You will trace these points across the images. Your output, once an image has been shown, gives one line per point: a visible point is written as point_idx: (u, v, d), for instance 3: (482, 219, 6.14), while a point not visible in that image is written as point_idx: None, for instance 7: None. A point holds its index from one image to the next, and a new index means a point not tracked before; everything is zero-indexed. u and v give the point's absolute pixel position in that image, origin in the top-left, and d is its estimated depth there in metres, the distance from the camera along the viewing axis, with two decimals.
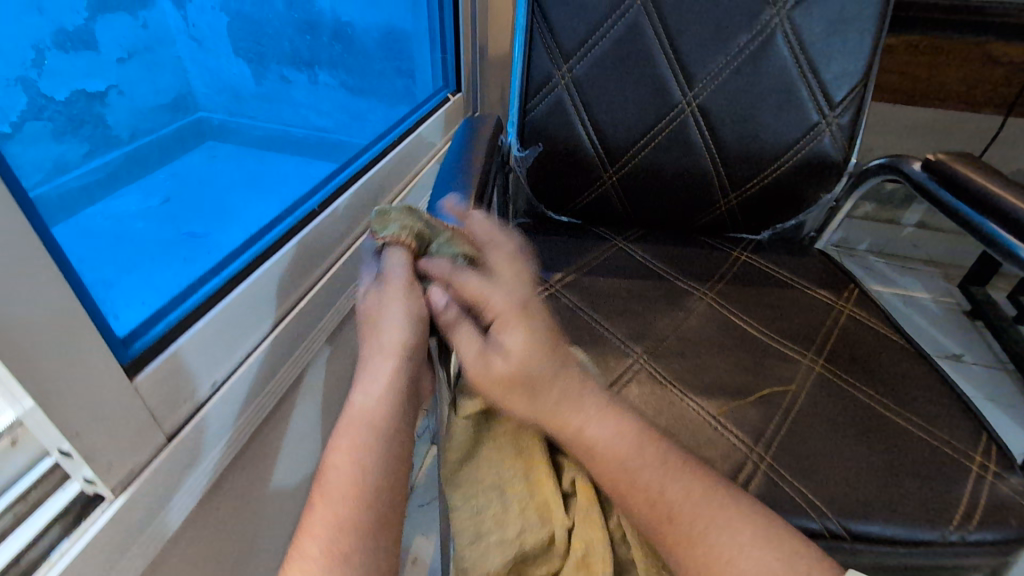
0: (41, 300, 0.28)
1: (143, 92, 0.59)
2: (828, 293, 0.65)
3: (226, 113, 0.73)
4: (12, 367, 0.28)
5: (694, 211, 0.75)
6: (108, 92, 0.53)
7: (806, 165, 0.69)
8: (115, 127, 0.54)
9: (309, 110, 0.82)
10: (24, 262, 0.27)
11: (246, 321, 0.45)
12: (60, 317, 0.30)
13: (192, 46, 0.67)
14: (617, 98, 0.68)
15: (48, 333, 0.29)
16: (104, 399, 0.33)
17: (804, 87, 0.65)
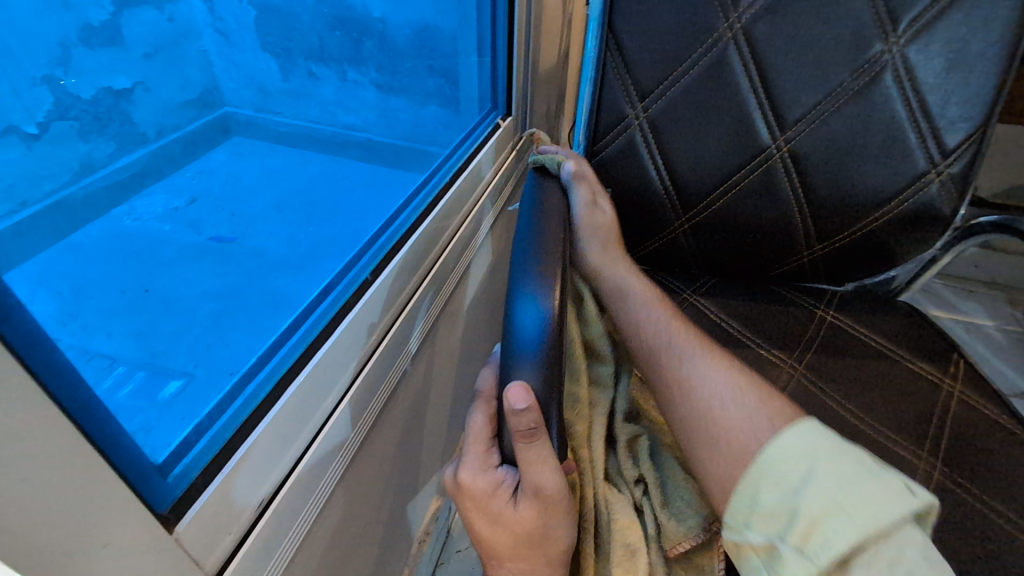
0: (59, 485, 0.23)
1: (167, 89, 0.66)
2: (931, 368, 0.58)
3: (252, 108, 0.81)
4: (31, 564, 0.22)
5: (773, 261, 0.68)
6: (135, 89, 0.60)
7: (907, 217, 0.61)
8: (141, 125, 0.60)
9: (337, 107, 0.86)
10: (39, 444, 0.22)
11: (294, 427, 0.40)
12: (90, 492, 0.24)
13: (218, 40, 0.73)
14: (695, 140, 0.61)
15: (69, 518, 0.24)
16: (141, 562, 0.28)
17: (912, 132, 0.57)
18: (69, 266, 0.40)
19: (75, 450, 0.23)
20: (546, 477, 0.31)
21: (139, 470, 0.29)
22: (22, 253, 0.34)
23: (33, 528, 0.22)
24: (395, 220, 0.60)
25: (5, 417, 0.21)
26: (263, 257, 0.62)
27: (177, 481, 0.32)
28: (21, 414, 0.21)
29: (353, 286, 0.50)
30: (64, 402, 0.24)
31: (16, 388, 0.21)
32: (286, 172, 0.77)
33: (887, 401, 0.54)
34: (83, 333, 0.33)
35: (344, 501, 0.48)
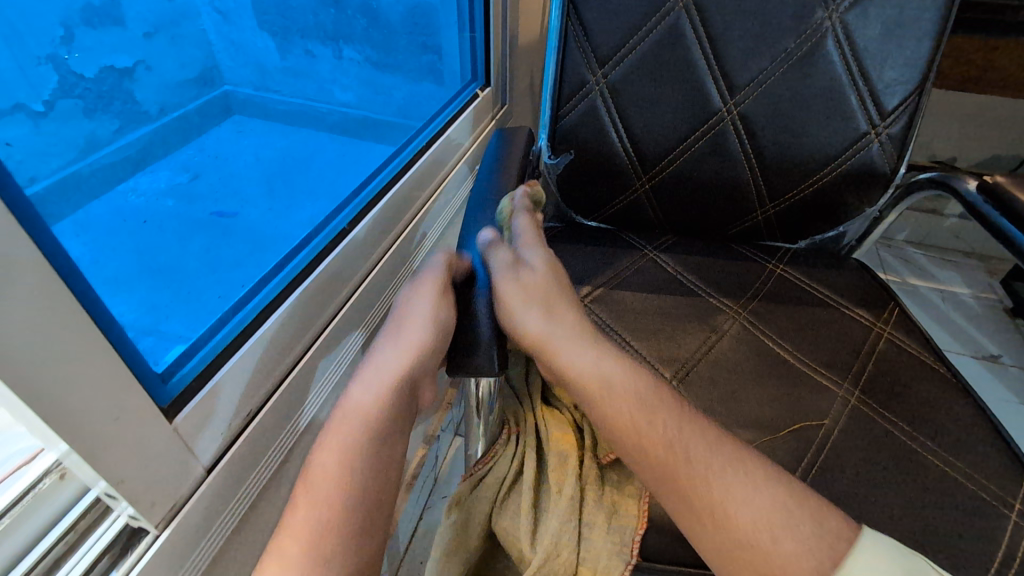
0: (79, 367, 0.29)
1: (168, 68, 0.67)
2: (866, 314, 0.63)
3: (251, 88, 0.82)
4: (59, 430, 0.28)
5: (728, 219, 0.73)
6: (136, 68, 0.62)
7: (851, 175, 0.66)
8: (144, 103, 0.63)
9: (333, 85, 0.88)
10: (62, 328, 0.27)
11: (274, 351, 0.45)
12: (105, 381, 0.30)
13: (216, 18, 0.75)
14: (654, 105, 0.66)
15: (88, 395, 0.29)
16: (148, 443, 0.33)
17: (853, 95, 0.61)
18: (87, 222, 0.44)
19: (89, 339, 0.29)
20: (428, 318, 0.41)
21: (142, 369, 0.35)
22: (56, 206, 0.38)
23: (61, 399, 0.28)
24: (373, 179, 0.65)
25: (33, 304, 0.26)
26: (260, 229, 0.66)
27: (174, 385, 0.37)
28: (47, 303, 0.27)
29: (331, 236, 0.55)
30: (81, 302, 0.30)
31: (44, 286, 0.26)
32: (277, 140, 0.82)
33: (819, 339, 0.59)
34: (100, 264, 0.38)
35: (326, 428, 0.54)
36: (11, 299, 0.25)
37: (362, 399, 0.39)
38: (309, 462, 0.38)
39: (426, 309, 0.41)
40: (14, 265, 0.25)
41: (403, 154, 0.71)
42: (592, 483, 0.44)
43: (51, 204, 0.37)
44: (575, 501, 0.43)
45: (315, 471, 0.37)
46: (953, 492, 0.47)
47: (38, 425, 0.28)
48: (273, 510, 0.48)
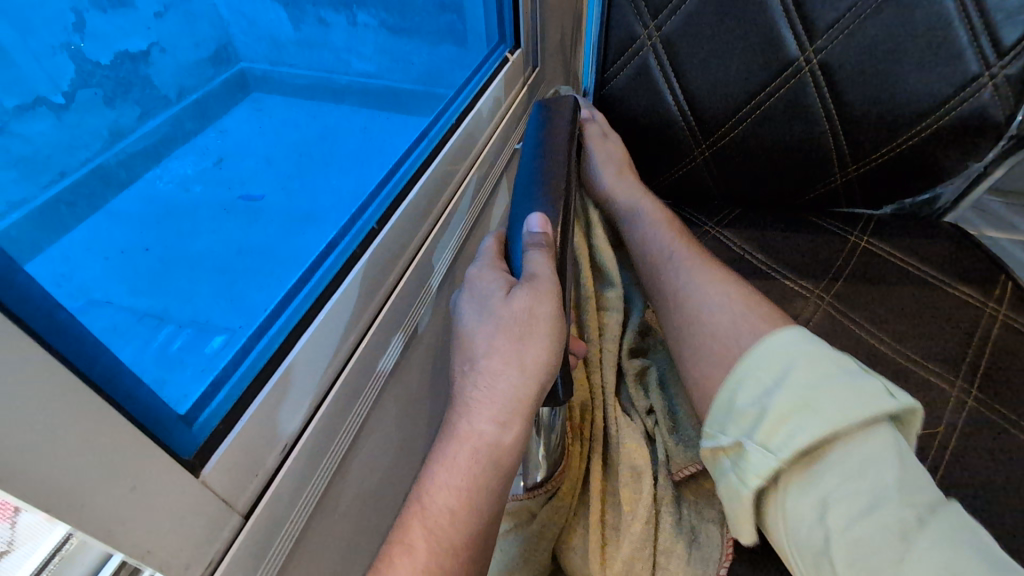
0: (73, 439, 0.24)
1: (183, 46, 0.72)
2: (973, 292, 0.54)
3: (268, 62, 0.81)
4: (61, 513, 0.24)
5: (805, 185, 0.64)
6: (151, 50, 0.66)
7: (956, 127, 0.56)
8: (162, 85, 0.67)
9: (349, 54, 0.81)
10: (47, 399, 0.23)
11: (310, 375, 0.41)
12: (113, 447, 0.26)
13: None
14: (714, 58, 0.57)
15: (90, 468, 0.25)
16: (174, 503, 0.29)
17: (963, 31, 0.51)
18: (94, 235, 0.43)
19: (84, 405, 0.24)
20: (528, 324, 0.33)
21: (160, 419, 0.30)
22: (49, 229, 0.36)
23: (56, 480, 0.24)
24: (403, 162, 0.59)
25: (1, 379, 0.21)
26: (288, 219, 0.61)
27: (201, 429, 0.33)
28: (25, 373, 0.22)
29: (360, 237, 0.49)
30: (74, 362, 0.25)
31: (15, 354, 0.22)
32: (300, 121, 0.75)
33: (921, 324, 0.51)
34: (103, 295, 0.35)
35: (372, 446, 0.50)
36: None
37: (489, 426, 0.33)
38: (425, 501, 0.32)
39: (538, 313, 0.33)
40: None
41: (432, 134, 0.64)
42: (668, 504, 0.40)
43: (26, 235, 0.33)
44: (652, 531, 0.38)
45: (438, 513, 0.31)
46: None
47: (35, 511, 0.24)
48: (323, 542, 0.44)
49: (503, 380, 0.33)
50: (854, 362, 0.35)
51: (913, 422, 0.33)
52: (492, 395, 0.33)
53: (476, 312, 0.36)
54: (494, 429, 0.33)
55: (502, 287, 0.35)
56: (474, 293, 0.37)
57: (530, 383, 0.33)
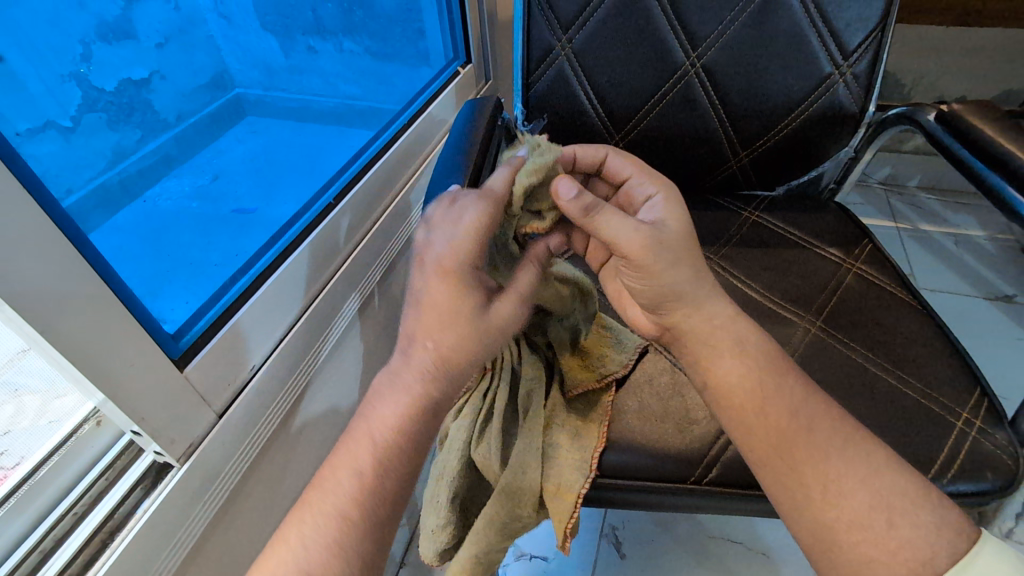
0: (93, 316, 0.35)
1: (181, 74, 0.74)
2: (837, 252, 0.65)
3: (261, 88, 0.87)
4: (85, 371, 0.35)
5: (707, 171, 0.75)
6: (153, 77, 0.69)
7: (821, 116, 0.67)
8: (162, 109, 0.70)
9: (337, 78, 0.92)
10: (78, 284, 0.33)
11: (275, 313, 0.51)
12: (121, 331, 0.36)
13: (222, 22, 0.80)
14: (619, 65, 0.68)
15: (105, 340, 0.35)
16: (163, 387, 0.40)
17: (814, 37, 0.63)
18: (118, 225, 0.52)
19: (101, 294, 0.35)
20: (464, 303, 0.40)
21: (155, 329, 0.40)
22: (87, 217, 0.42)
23: (81, 345, 0.34)
24: (362, 156, 0.70)
25: (53, 262, 0.32)
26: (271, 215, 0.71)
27: (183, 342, 0.43)
28: (66, 266, 0.33)
29: (319, 211, 0.60)
30: (93, 265, 0.35)
31: (61, 251, 0.32)
32: (292, 138, 0.86)
33: (787, 276, 0.61)
34: (121, 263, 0.42)
35: (328, 386, 0.60)
36: (31, 257, 0.31)
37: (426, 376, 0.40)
38: (369, 416, 0.40)
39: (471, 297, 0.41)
40: (29, 227, 0.30)
41: (386, 135, 0.76)
42: (558, 410, 0.50)
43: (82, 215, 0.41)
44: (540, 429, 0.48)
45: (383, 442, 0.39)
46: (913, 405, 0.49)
47: (67, 366, 0.34)
48: (281, 460, 0.54)
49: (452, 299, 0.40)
50: None
51: None
52: (440, 313, 0.40)
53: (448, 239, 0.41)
54: (433, 338, 0.40)
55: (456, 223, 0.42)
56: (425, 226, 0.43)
57: (477, 308, 0.40)
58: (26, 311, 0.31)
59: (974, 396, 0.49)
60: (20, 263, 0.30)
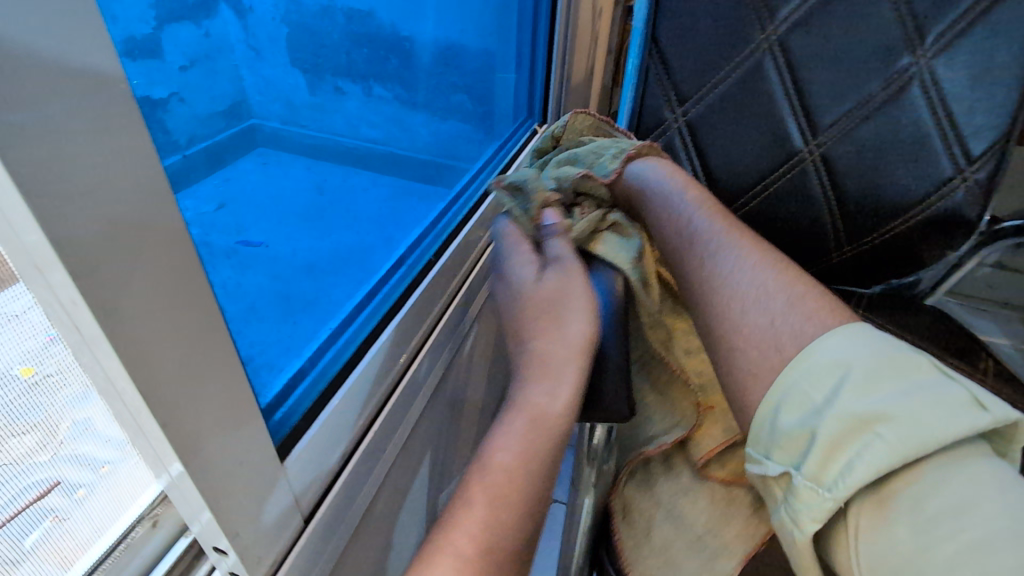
0: (220, 398, 0.27)
1: (201, 99, 0.48)
2: (962, 364, 0.60)
3: (280, 122, 0.64)
4: (190, 472, 0.26)
5: (805, 261, 0.72)
6: (170, 100, 0.42)
7: (932, 221, 0.63)
8: (174, 134, 0.42)
9: (360, 121, 0.73)
10: (202, 352, 0.25)
11: (372, 387, 0.43)
12: (234, 415, 0.28)
13: (249, 55, 0.56)
14: (733, 142, 0.68)
15: (224, 430, 0.27)
16: (261, 488, 0.31)
17: (938, 139, 0.60)
18: (222, 278, 0.35)
19: (229, 372, 0.27)
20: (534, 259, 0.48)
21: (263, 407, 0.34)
22: (205, 237, 0.34)
23: (191, 437, 0.25)
24: (438, 224, 0.67)
25: (191, 333, 0.24)
26: (315, 267, 0.55)
27: (281, 423, 0.35)
28: (195, 331, 0.25)
29: (418, 267, 0.58)
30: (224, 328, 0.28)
31: (192, 310, 0.24)
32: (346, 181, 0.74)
33: None
34: (244, 318, 0.36)
35: (400, 473, 0.52)
36: (172, 327, 0.23)
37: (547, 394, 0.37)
38: (482, 465, 0.34)
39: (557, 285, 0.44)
40: (163, 277, 0.23)
41: (465, 196, 0.75)
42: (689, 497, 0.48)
43: (200, 220, 0.36)
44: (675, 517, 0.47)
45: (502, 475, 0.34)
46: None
47: (164, 459, 0.25)
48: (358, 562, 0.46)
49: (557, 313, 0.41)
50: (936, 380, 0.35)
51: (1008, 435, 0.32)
52: (546, 323, 0.41)
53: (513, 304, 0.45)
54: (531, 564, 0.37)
55: (532, 277, 0.45)
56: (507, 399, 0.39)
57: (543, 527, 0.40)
58: (154, 400, 0.23)
59: None
60: (158, 336, 0.23)
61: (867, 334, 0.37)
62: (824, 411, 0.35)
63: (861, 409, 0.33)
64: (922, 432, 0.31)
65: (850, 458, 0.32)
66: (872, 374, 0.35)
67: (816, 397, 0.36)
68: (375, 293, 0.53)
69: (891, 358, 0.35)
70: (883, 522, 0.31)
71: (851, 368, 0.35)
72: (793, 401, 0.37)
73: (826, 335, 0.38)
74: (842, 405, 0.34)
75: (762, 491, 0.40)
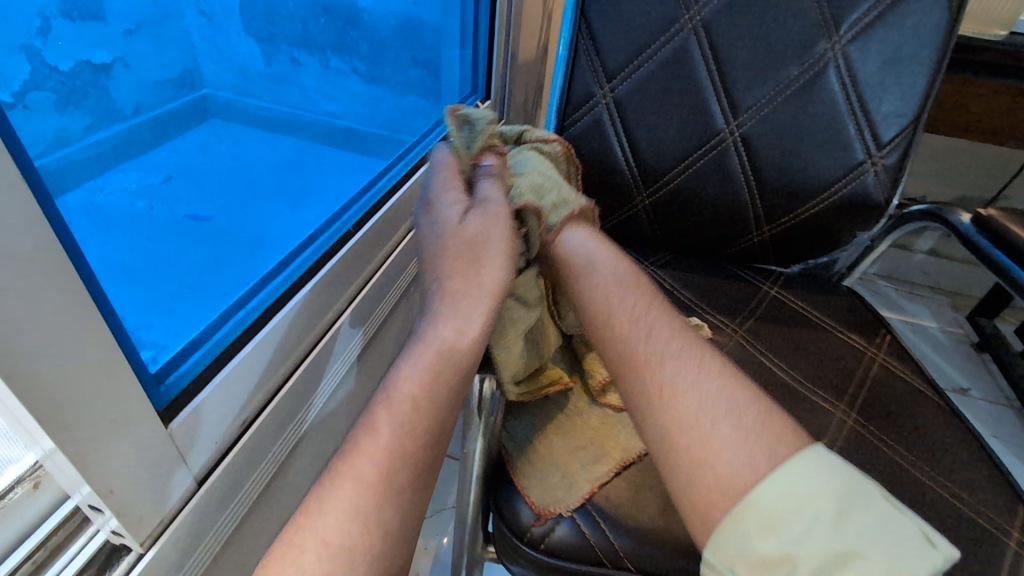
0: (84, 360, 0.27)
1: (149, 67, 0.53)
2: (858, 339, 0.63)
3: (232, 92, 0.68)
4: (50, 430, 0.26)
5: (725, 240, 0.74)
6: (115, 64, 0.46)
7: (845, 205, 0.67)
8: (119, 101, 0.47)
9: (318, 94, 0.75)
10: (66, 309, 0.25)
11: (277, 352, 0.43)
12: (107, 371, 0.28)
13: (201, 22, 0.60)
14: (656, 120, 0.68)
15: (88, 382, 0.27)
16: (143, 449, 0.31)
17: (850, 124, 0.62)
18: (102, 222, 0.36)
19: (96, 326, 0.27)
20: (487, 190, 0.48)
21: (142, 369, 0.32)
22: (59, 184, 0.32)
23: (54, 394, 0.25)
24: (368, 188, 0.63)
25: (44, 281, 0.24)
26: (244, 228, 0.55)
27: (170, 387, 0.34)
28: (55, 288, 0.25)
29: (337, 236, 0.53)
30: (88, 289, 0.28)
31: (50, 266, 0.24)
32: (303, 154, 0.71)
33: (814, 361, 0.60)
34: (116, 286, 0.34)
35: (315, 440, 0.52)
36: (20, 274, 0.23)
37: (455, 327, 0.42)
38: (391, 393, 0.39)
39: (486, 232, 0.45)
40: (13, 229, 0.22)
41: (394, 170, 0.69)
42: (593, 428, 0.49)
43: (63, 174, 0.34)
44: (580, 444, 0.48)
45: (401, 400, 0.39)
46: (945, 509, 0.47)
47: (24, 420, 0.25)
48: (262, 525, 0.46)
49: (458, 352, 0.41)
50: (882, 503, 0.36)
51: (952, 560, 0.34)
52: (465, 262, 0.45)
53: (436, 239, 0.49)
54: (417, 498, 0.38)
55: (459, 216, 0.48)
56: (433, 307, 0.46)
57: None
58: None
59: (1018, 515, 0.47)
60: None
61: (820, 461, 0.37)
62: (803, 542, 0.35)
63: (840, 552, 0.34)
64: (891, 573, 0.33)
65: None
66: (838, 502, 0.35)
67: (787, 527, 0.35)
68: (284, 251, 0.52)
69: (848, 491, 0.36)
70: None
71: (818, 507, 0.35)
72: (772, 521, 0.36)
73: (795, 456, 0.37)
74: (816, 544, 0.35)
75: None
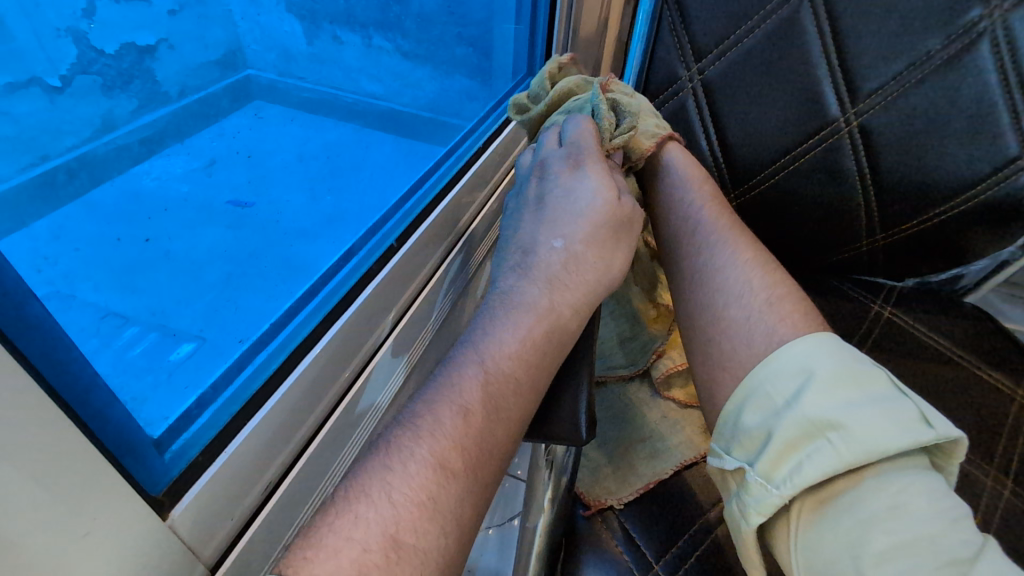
0: (35, 470, 0.20)
1: (191, 48, 0.54)
2: (1004, 379, 0.52)
3: (276, 73, 0.64)
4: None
5: (828, 249, 0.64)
6: (159, 45, 0.49)
7: (986, 211, 0.51)
8: (164, 83, 0.50)
9: (362, 74, 0.68)
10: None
11: (307, 400, 0.36)
12: (73, 476, 0.21)
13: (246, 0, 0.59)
14: (753, 105, 0.61)
15: (46, 494, 0.20)
16: (137, 552, 0.25)
17: (1005, 113, 0.47)
18: (67, 254, 0.31)
19: (50, 424, 0.20)
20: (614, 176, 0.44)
21: (132, 443, 0.25)
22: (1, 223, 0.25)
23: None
24: (414, 190, 0.55)
25: None
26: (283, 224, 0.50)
27: (173, 462, 0.28)
28: None
29: (377, 253, 0.46)
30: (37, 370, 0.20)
31: None
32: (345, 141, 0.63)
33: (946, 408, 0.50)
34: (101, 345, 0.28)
35: None
36: None
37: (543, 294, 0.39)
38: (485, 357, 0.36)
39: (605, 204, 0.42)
40: None
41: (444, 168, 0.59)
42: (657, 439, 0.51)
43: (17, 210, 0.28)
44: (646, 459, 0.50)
45: (471, 388, 0.34)
46: None
47: None
48: None
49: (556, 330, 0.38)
50: (888, 388, 0.35)
51: (958, 454, 0.33)
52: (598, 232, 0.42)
53: (570, 208, 0.43)
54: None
55: (610, 192, 0.42)
56: (519, 268, 0.41)
57: None
58: None
59: None
60: None
61: (826, 350, 0.38)
62: (785, 413, 0.36)
63: (817, 414, 0.34)
64: (872, 442, 0.32)
65: (800, 460, 0.34)
66: (835, 384, 0.36)
67: (778, 399, 0.37)
68: (313, 273, 0.45)
69: (856, 374, 0.36)
70: (821, 520, 0.33)
71: (814, 374, 0.36)
72: (759, 399, 0.38)
73: (790, 343, 0.39)
74: (805, 410, 0.35)
75: (723, 490, 0.40)
